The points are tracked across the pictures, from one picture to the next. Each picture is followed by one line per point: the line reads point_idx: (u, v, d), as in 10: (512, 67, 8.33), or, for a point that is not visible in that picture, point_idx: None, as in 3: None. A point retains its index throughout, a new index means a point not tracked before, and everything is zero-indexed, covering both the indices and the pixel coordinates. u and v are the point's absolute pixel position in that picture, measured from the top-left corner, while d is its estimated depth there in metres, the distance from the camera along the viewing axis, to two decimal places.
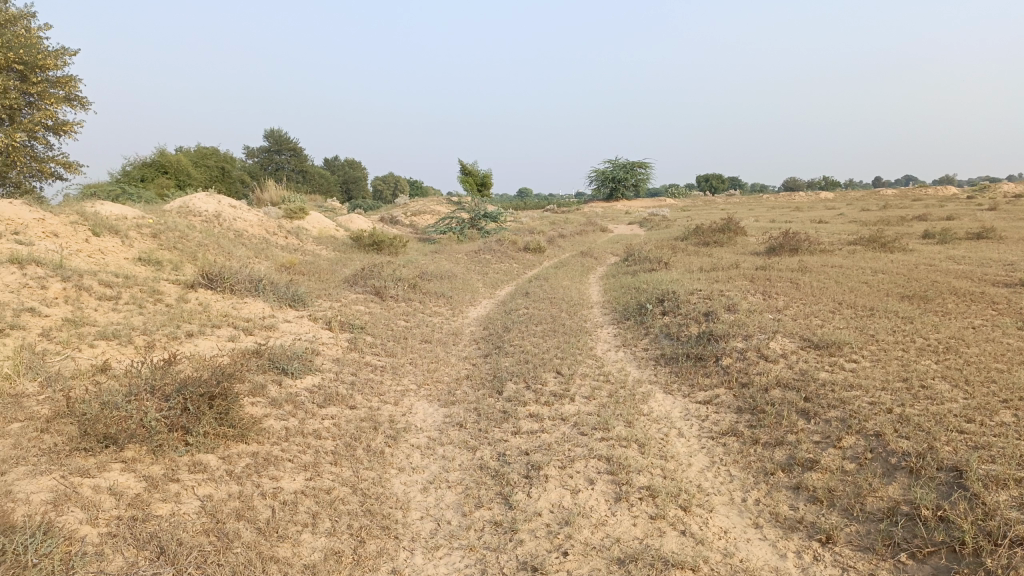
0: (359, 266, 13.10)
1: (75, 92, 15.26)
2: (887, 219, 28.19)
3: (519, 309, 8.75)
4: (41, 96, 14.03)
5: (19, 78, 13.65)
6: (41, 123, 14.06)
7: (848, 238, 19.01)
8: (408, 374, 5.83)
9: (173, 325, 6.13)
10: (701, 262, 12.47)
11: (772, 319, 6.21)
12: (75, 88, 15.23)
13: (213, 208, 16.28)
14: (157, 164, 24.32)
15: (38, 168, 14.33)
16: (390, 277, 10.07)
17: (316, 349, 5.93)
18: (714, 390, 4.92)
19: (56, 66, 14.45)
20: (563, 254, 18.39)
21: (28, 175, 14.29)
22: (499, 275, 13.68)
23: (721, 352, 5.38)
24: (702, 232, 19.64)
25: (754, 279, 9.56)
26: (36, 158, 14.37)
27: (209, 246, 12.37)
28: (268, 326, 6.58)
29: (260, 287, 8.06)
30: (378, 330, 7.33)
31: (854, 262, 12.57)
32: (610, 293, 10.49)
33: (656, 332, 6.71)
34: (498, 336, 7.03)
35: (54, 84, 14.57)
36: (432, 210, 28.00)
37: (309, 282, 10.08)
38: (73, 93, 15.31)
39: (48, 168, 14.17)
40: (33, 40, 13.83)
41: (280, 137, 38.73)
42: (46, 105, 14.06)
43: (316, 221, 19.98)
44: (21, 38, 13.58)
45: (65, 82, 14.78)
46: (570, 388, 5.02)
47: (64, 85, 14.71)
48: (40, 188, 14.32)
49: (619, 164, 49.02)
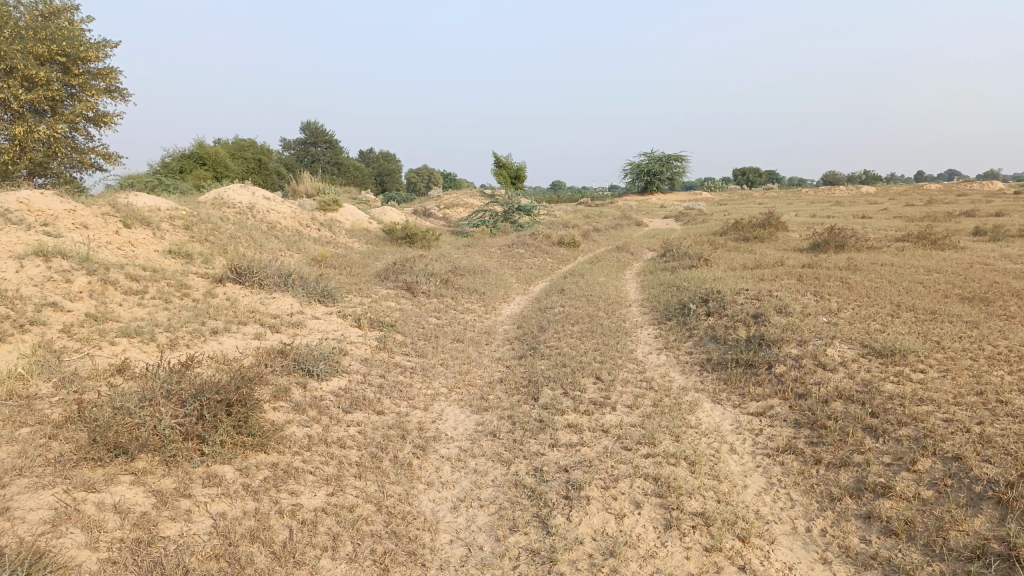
0: (391, 260, 12.90)
1: (116, 84, 15.26)
2: (933, 215, 27.27)
3: (554, 307, 8.42)
4: (83, 87, 14.00)
5: (61, 70, 13.63)
6: (82, 115, 14.06)
7: (895, 234, 18.34)
8: (439, 376, 5.55)
9: (197, 322, 5.93)
10: (743, 259, 12.03)
11: (827, 322, 5.80)
12: (116, 79, 15.23)
13: (247, 199, 16.20)
14: (195, 155, 24.42)
15: (79, 159, 14.32)
16: (422, 272, 9.82)
17: (343, 349, 5.68)
18: (767, 401, 4.55)
19: (98, 58, 14.43)
20: (598, 249, 18.03)
21: (69, 166, 14.28)
22: (533, 270, 13.38)
23: (774, 359, 5.00)
24: (742, 227, 19.11)
25: (802, 277, 9.11)
26: (77, 149, 14.37)
27: (241, 238, 12.25)
28: (295, 324, 6.35)
29: (289, 281, 7.86)
30: (409, 328, 7.07)
31: (905, 261, 12.02)
32: (649, 291, 10.12)
33: (701, 334, 6.34)
34: (533, 337, 6.72)
35: (95, 76, 14.55)
36: (466, 203, 27.76)
37: (340, 276, 9.88)
38: (113, 85, 15.30)
39: (89, 159, 14.15)
40: (75, 32, 13.83)
41: (315, 129, 38.81)
42: (87, 97, 14.05)
43: (349, 213, 19.86)
44: (64, 30, 13.57)
45: (106, 74, 14.77)
46: (611, 395, 4.70)
47: (105, 76, 14.69)
48: (81, 179, 14.30)
49: (656, 157, 48.32)
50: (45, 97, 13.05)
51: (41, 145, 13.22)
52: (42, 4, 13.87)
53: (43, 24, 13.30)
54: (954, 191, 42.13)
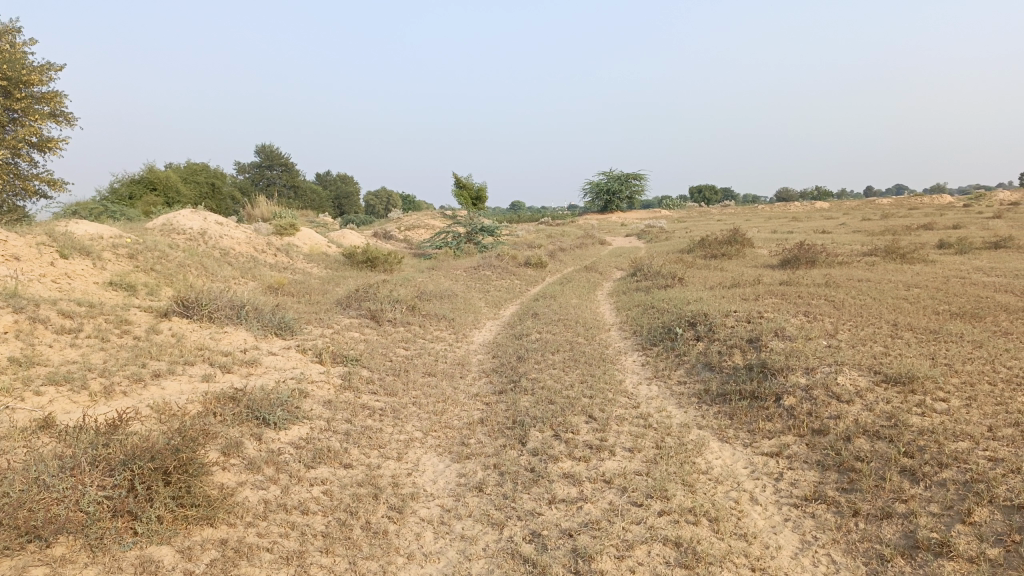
0: (352, 286, 12.30)
1: (61, 108, 14.46)
2: (893, 228, 27.56)
3: (530, 333, 7.91)
4: (26, 112, 13.19)
5: (2, 94, 12.83)
6: (25, 140, 13.23)
7: (861, 249, 18.32)
8: (412, 418, 4.99)
9: (138, 364, 5.29)
10: (718, 278, 11.70)
11: (829, 346, 5.39)
12: (60, 104, 14.43)
13: (199, 225, 15.43)
14: (145, 180, 23.50)
15: (21, 186, 13.45)
16: (387, 299, 9.25)
17: (303, 391, 5.09)
18: (781, 439, 4.10)
19: (41, 81, 13.65)
20: (565, 269, 17.61)
21: (11, 194, 13.39)
22: (501, 294, 12.88)
23: (782, 390, 4.57)
24: (709, 245, 18.89)
25: (785, 295, 8.75)
26: (19, 176, 13.49)
27: (191, 266, 11.53)
28: (250, 362, 5.74)
29: (242, 314, 7.22)
30: (376, 361, 6.50)
31: (880, 276, 11.79)
32: (625, 313, 9.69)
33: (693, 362, 5.89)
34: (511, 369, 6.20)
35: (38, 100, 13.74)
36: (426, 225, 27.22)
37: (298, 306, 9.26)
38: (58, 110, 14.50)
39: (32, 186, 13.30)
40: (17, 55, 13.06)
41: (271, 151, 37.99)
42: (30, 122, 13.24)
43: (307, 237, 19.17)
44: (4, 52, 12.80)
45: (50, 98, 13.97)
46: (609, 437, 4.20)
47: (49, 100, 13.89)
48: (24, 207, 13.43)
49: (615, 176, 48.38)
50: None
51: None
52: None
53: None
54: (907, 204, 42.88)
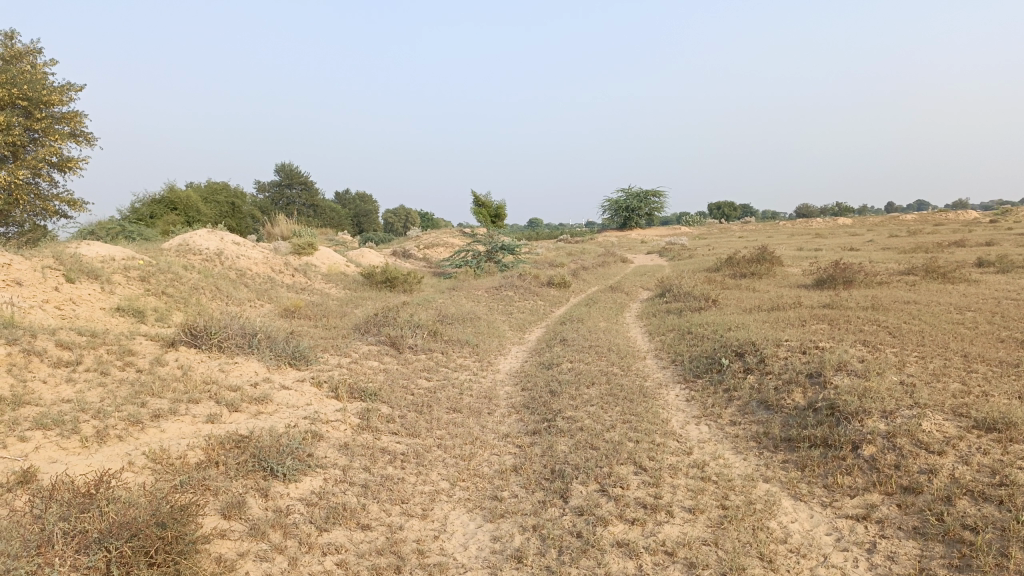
0: (371, 309, 11.85)
1: (82, 129, 14.19)
2: (924, 245, 26.77)
3: (560, 362, 7.37)
4: (48, 133, 12.92)
5: (23, 115, 12.56)
6: (47, 160, 12.95)
7: (896, 267, 17.64)
8: (437, 465, 4.48)
9: (137, 403, 4.82)
10: (753, 300, 11.13)
11: (901, 384, 4.83)
12: (82, 124, 14.17)
13: (215, 246, 15.08)
14: (166, 200, 23.29)
15: (42, 207, 13.14)
16: (407, 324, 8.76)
17: (317, 433, 4.59)
18: (864, 499, 3.55)
19: (63, 102, 13.39)
20: (589, 289, 17.10)
21: (31, 216, 13.09)
22: (525, 316, 12.39)
23: (858, 437, 4.01)
24: (737, 263, 18.31)
25: (832, 320, 8.16)
26: (40, 197, 13.21)
27: (205, 289, 11.13)
28: (259, 398, 5.25)
29: (254, 342, 6.76)
30: (396, 395, 5.99)
31: (925, 298, 11.16)
32: (659, 338, 9.13)
33: (745, 398, 5.33)
34: (543, 405, 5.66)
35: (59, 121, 13.49)
36: (446, 243, 26.82)
37: (314, 331, 8.80)
38: (79, 130, 14.24)
39: (53, 207, 13.00)
40: (39, 76, 12.82)
41: (291, 170, 37.91)
42: (51, 142, 12.97)
43: (325, 257, 18.79)
44: (26, 74, 12.55)
45: (71, 118, 13.71)
46: (664, 493, 3.67)
47: (70, 121, 13.63)
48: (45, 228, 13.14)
49: (634, 193, 47.88)
50: (6, 142, 11.95)
51: (3, 192, 12.06)
52: (4, 48, 12.88)
53: (4, 68, 12.27)
54: (933, 220, 42.06)
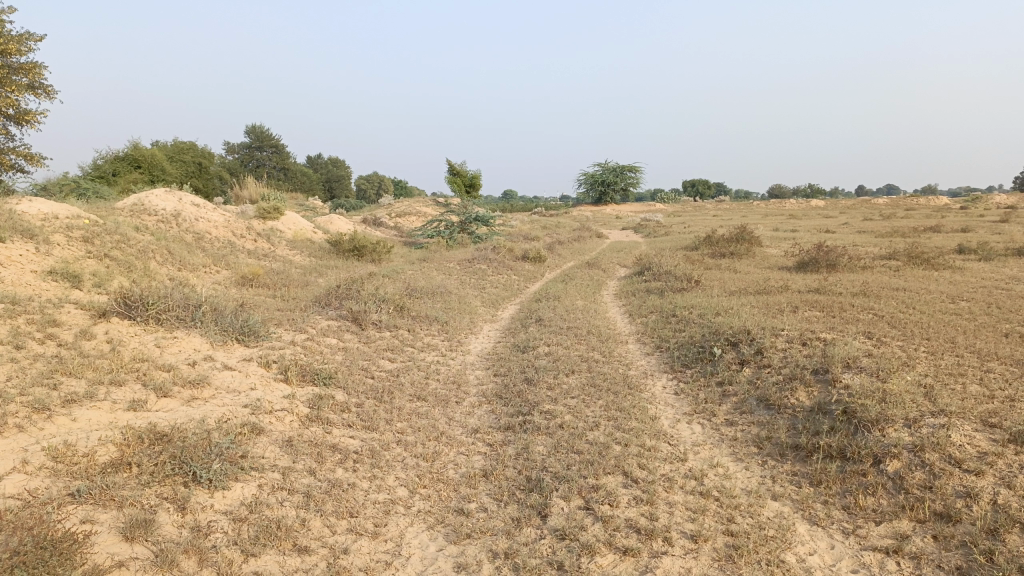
0: (335, 279, 11.18)
1: (41, 80, 13.17)
2: (903, 229, 26.64)
3: (536, 344, 6.79)
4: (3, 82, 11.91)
5: None
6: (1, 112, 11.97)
7: (877, 251, 17.34)
8: (396, 466, 3.88)
9: (47, 385, 4.14)
10: (736, 282, 10.67)
11: (918, 385, 4.32)
12: (41, 74, 13.14)
13: (171, 207, 14.21)
14: (130, 157, 22.20)
15: None
16: (371, 298, 8.10)
17: (256, 426, 3.96)
18: (893, 527, 3.04)
19: (21, 51, 12.35)
20: (564, 264, 16.55)
21: None
22: (498, 291, 11.81)
23: (880, 450, 3.49)
24: (717, 242, 17.88)
25: (824, 307, 7.68)
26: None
27: (156, 253, 10.35)
28: (195, 380, 4.60)
29: (197, 314, 6.07)
30: (353, 380, 5.37)
31: (914, 284, 10.78)
32: (640, 321, 8.57)
33: (742, 395, 4.80)
34: (517, 396, 5.08)
35: (17, 71, 12.47)
36: (418, 212, 26.07)
37: (270, 303, 8.13)
38: (38, 81, 13.21)
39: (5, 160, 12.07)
40: None
41: (261, 132, 36.72)
42: (8, 94, 11.98)
43: (291, 221, 17.98)
44: None
45: (30, 69, 12.69)
46: (659, 515, 3.12)
47: (29, 71, 12.61)
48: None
49: (611, 167, 47.31)
50: None
51: None
52: None
53: None
54: (906, 205, 42.11)
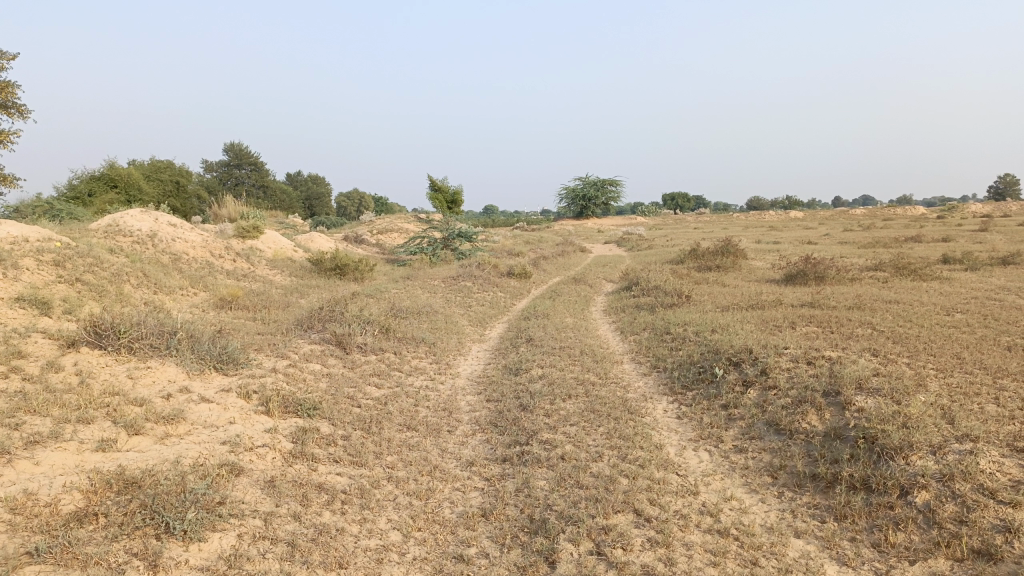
0: (317, 300, 10.88)
1: (12, 100, 12.77)
2: (885, 239, 26.73)
3: (529, 365, 6.54)
4: None
5: None
6: None
7: (863, 262, 17.32)
8: (388, 507, 3.60)
9: (8, 424, 3.83)
10: (727, 296, 10.50)
11: (935, 406, 4.12)
12: (12, 94, 12.75)
13: (147, 227, 13.84)
14: (106, 177, 21.76)
15: None
16: (356, 320, 7.81)
17: (235, 466, 3.68)
18: (929, 566, 2.81)
19: None
20: (550, 280, 16.35)
21: None
22: (485, 309, 11.57)
23: (907, 481, 3.27)
24: (702, 255, 17.77)
25: (821, 322, 7.50)
26: None
27: (131, 277, 10.00)
28: (170, 415, 4.30)
29: (172, 343, 5.76)
30: (338, 410, 5.08)
31: (906, 296, 10.66)
32: (633, 340, 8.35)
33: (750, 419, 4.58)
34: (512, 424, 4.83)
35: None
36: (400, 229, 25.80)
37: (251, 327, 7.82)
38: (9, 101, 12.82)
39: None
40: None
41: (239, 150, 36.33)
42: None
43: (272, 240, 17.63)
44: None
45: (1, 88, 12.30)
46: (677, 561, 2.88)
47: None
48: None
49: (592, 181, 47.35)
50: None
51: None
52: None
53: None
54: (885, 215, 42.47)
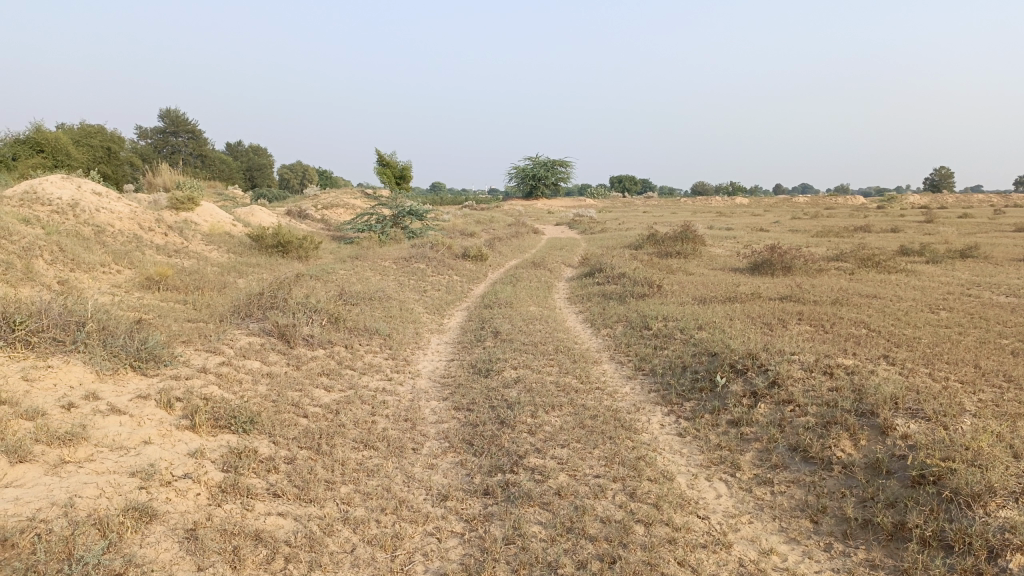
0: (257, 281, 9.92)
1: None
2: (837, 228, 26.82)
3: (500, 366, 5.80)
4: None
5: None
6: None
7: (823, 251, 17.05)
8: (346, 565, 2.83)
9: None
10: (699, 286, 9.94)
11: (992, 433, 3.52)
12: None
13: (69, 196, 12.56)
14: (32, 141, 20.07)
15: None
16: (300, 308, 6.92)
17: (147, 512, 2.86)
18: None
19: None
20: (506, 263, 15.60)
21: None
22: (440, 294, 10.78)
23: (997, 540, 2.65)
24: (662, 240, 17.26)
25: (810, 319, 6.94)
26: None
27: (45, 251, 8.88)
28: (66, 434, 3.42)
29: (81, 335, 4.83)
30: (281, 423, 4.26)
31: (881, 290, 10.26)
32: (607, 334, 7.67)
33: (769, 441, 3.93)
34: (490, 443, 4.08)
35: None
36: (347, 205, 24.67)
37: (181, 314, 6.88)
38: None
39: None
40: None
41: (176, 117, 34.49)
42: None
43: (209, 213, 16.43)
44: None
45: None
46: None
47: None
48: None
49: (542, 161, 46.57)
50: None
51: None
52: None
53: None
54: (829, 203, 42.92)
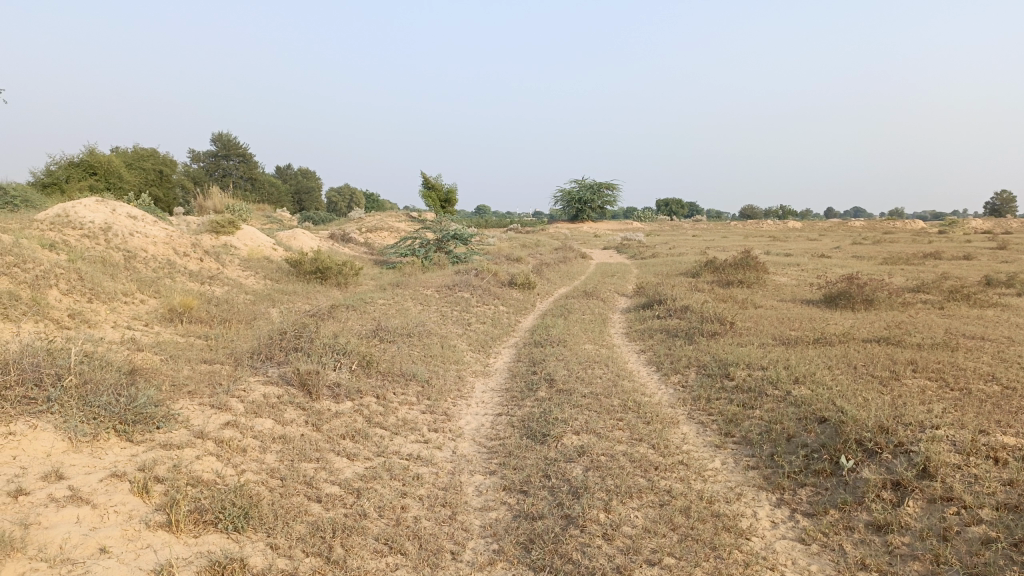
0: (290, 314, 9.14)
1: None
2: (907, 254, 25.19)
3: (559, 427, 4.81)
4: None
5: None
6: None
7: (900, 281, 15.72)
8: None
9: None
10: (775, 323, 8.83)
11: None
12: None
13: (103, 219, 12.00)
14: (84, 164, 19.84)
15: None
16: (327, 350, 6.03)
17: None
18: None
19: None
20: (556, 292, 14.66)
21: None
22: (487, 328, 9.88)
23: None
24: (722, 267, 16.13)
25: (931, 370, 5.79)
26: None
27: (65, 281, 8.21)
28: None
29: (57, 391, 3.99)
30: (288, 515, 3.35)
31: (987, 329, 9.01)
32: (679, 381, 6.63)
33: (936, 564, 2.88)
34: (553, 552, 3.10)
35: None
36: (391, 228, 24.04)
37: (196, 354, 6.06)
38: None
39: None
40: None
41: (227, 140, 34.40)
42: None
43: (249, 236, 15.84)
44: None
45: None
46: None
47: None
48: None
49: (589, 184, 45.67)
50: None
51: None
52: None
53: None
54: (889, 228, 41.06)
